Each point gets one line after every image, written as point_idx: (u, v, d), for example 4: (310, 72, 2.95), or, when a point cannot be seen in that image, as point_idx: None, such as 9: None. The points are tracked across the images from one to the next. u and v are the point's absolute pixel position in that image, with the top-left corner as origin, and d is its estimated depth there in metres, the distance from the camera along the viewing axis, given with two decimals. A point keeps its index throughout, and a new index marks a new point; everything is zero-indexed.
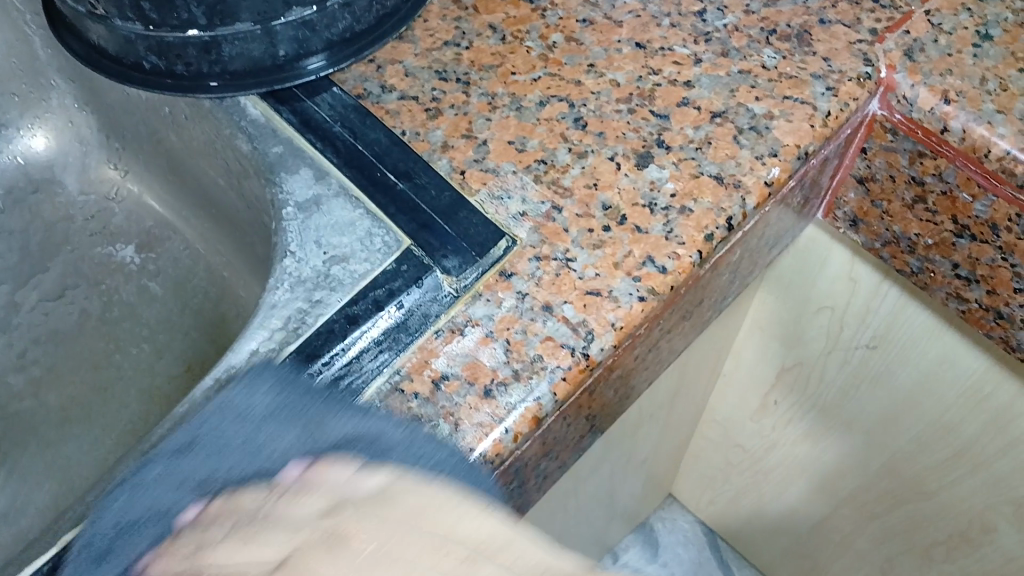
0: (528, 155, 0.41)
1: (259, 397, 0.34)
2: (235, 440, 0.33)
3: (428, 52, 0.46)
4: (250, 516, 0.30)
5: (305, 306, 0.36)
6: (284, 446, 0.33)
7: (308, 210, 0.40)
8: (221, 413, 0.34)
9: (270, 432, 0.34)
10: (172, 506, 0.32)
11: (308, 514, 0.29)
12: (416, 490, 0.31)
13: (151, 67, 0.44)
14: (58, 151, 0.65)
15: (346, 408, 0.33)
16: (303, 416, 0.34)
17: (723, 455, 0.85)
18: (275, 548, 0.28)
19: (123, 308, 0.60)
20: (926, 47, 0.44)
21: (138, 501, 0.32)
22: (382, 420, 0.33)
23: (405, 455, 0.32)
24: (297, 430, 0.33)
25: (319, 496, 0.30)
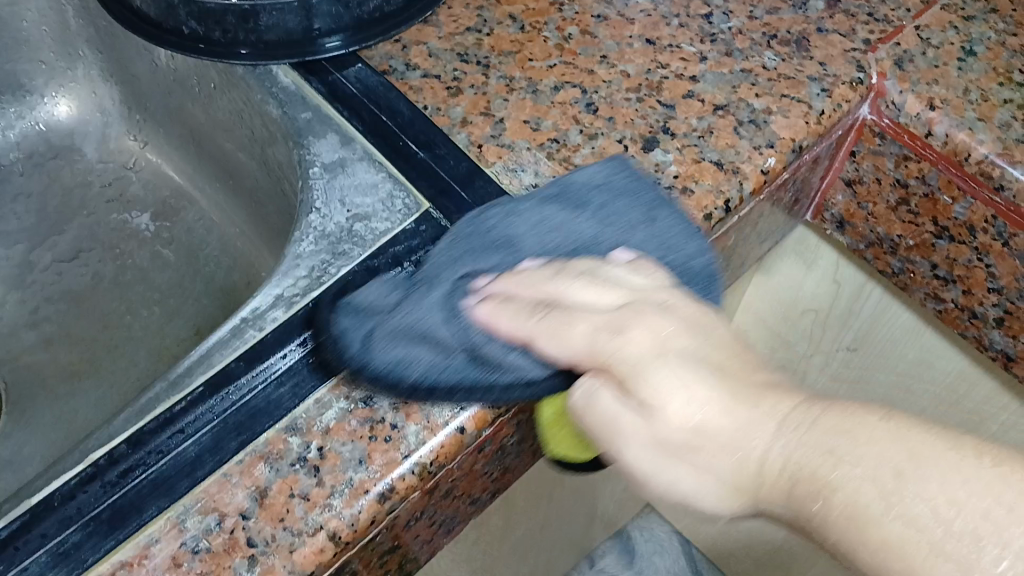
0: (542, 134, 0.44)
1: (541, 197, 0.38)
2: (520, 229, 0.37)
3: (450, 36, 0.48)
4: (543, 287, 0.34)
5: (328, 257, 0.39)
6: (497, 238, 0.36)
7: (333, 171, 0.42)
8: (378, 286, 0.36)
9: (461, 245, 0.36)
10: (463, 270, 0.36)
11: (608, 299, 0.33)
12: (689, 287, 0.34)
13: (190, 33, 0.47)
14: (79, 119, 0.67)
15: (554, 194, 0.38)
16: (592, 210, 0.37)
17: None
18: (584, 325, 0.32)
19: (136, 271, 0.62)
20: (915, 59, 0.48)
21: (391, 291, 0.36)
22: (577, 189, 0.38)
23: (601, 207, 0.37)
24: (585, 225, 0.37)
25: (634, 271, 0.34)
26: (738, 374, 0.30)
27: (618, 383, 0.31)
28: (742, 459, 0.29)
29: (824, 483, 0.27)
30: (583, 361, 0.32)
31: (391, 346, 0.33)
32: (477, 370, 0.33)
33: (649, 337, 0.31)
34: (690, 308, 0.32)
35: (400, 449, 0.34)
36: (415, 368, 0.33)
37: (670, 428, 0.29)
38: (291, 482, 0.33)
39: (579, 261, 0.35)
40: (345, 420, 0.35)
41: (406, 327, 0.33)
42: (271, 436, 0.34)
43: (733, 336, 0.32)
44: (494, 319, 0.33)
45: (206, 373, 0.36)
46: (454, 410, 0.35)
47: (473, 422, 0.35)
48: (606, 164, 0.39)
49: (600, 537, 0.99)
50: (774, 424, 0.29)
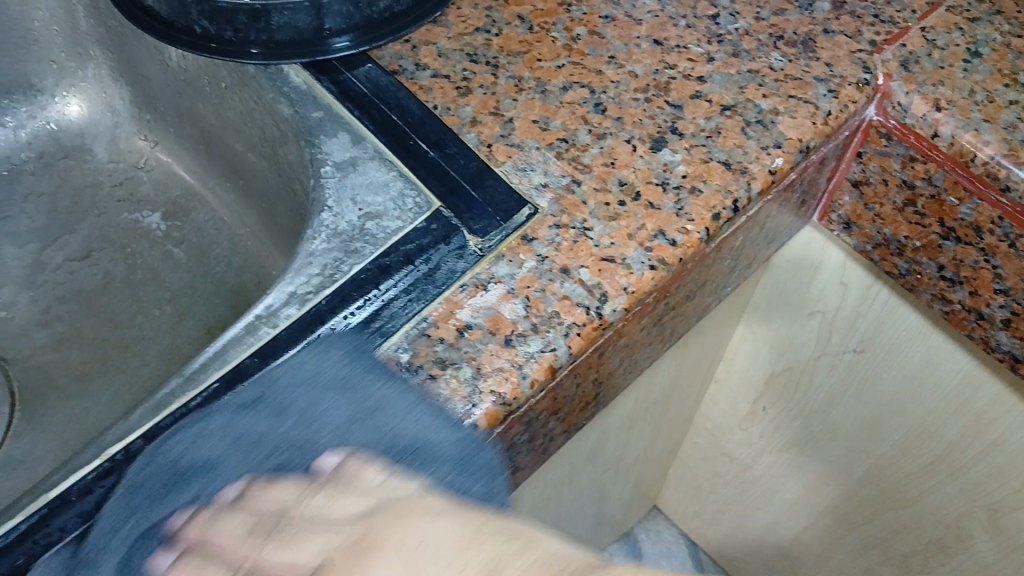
0: (551, 134, 0.44)
1: (229, 403, 0.35)
2: (216, 448, 0.34)
3: (459, 36, 0.49)
4: (240, 556, 0.31)
5: (341, 256, 0.39)
6: (200, 461, 0.34)
7: (345, 170, 0.43)
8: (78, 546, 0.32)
9: (154, 485, 0.33)
10: (148, 521, 0.33)
11: (311, 553, 0.30)
12: (406, 485, 0.32)
13: (201, 32, 0.47)
14: (89, 119, 0.67)
15: (238, 401, 0.35)
16: (290, 413, 0.35)
17: (710, 462, 0.87)
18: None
19: (147, 271, 0.62)
20: (920, 60, 0.48)
21: (68, 562, 0.32)
22: (258, 389, 0.35)
23: (337, 419, 0.35)
24: (288, 427, 0.35)
25: (352, 489, 0.32)
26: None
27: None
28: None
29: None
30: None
31: None
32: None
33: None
34: (411, 527, 0.29)
35: None
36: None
37: None
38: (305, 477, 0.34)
39: (266, 487, 0.33)
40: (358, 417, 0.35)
41: None
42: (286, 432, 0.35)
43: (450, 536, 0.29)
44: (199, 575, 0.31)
45: (220, 369, 0.36)
46: (466, 407, 0.35)
47: (485, 419, 0.35)
48: (311, 349, 0.36)
49: (607, 540, 0.99)
50: None
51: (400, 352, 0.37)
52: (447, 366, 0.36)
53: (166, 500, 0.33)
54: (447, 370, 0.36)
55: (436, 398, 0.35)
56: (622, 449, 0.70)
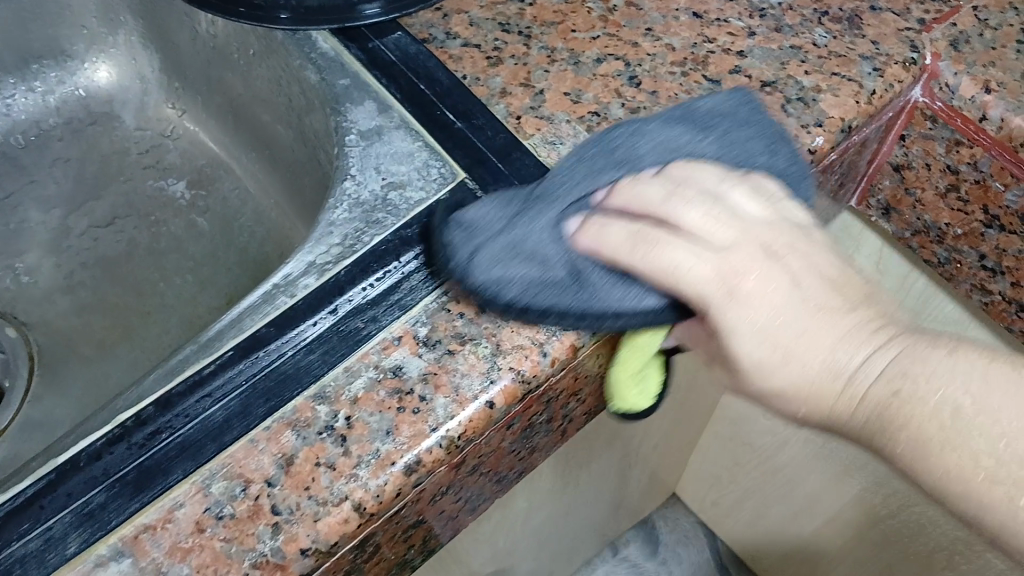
0: (583, 107, 0.43)
1: (629, 124, 0.38)
2: (637, 150, 0.37)
3: (492, 5, 0.47)
4: (640, 233, 0.34)
5: (362, 225, 0.38)
6: (603, 163, 0.37)
7: (369, 139, 0.41)
8: (474, 215, 0.36)
9: (570, 179, 0.36)
10: (564, 208, 0.35)
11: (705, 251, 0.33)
12: (797, 214, 0.36)
13: None
14: (119, 86, 0.67)
15: (657, 127, 0.38)
16: (712, 140, 0.37)
17: (731, 451, 0.85)
18: (685, 251, 0.33)
19: (170, 240, 0.62)
20: (971, 40, 0.46)
21: (500, 211, 0.36)
22: (684, 122, 0.38)
23: (760, 146, 0.37)
24: (698, 146, 0.37)
25: (752, 197, 0.35)
26: (853, 299, 0.34)
27: (712, 305, 0.33)
28: (832, 367, 0.33)
29: (909, 385, 0.32)
30: (678, 280, 0.33)
31: (494, 268, 0.34)
32: (613, 311, 0.34)
33: (767, 278, 0.33)
34: (796, 259, 0.34)
35: (428, 420, 0.33)
36: (568, 296, 0.34)
37: (760, 350, 0.33)
38: (318, 450, 0.33)
39: (682, 170, 0.35)
40: (373, 390, 0.34)
41: (511, 278, 0.34)
42: (298, 404, 0.34)
43: (840, 271, 0.34)
44: (598, 241, 0.34)
45: (237, 337, 0.35)
46: (484, 384, 0.34)
47: (503, 396, 0.34)
48: (748, 104, 0.38)
49: (624, 526, 0.98)
50: (873, 351, 0.33)
51: (419, 326, 0.36)
52: (466, 342, 0.35)
53: (571, 200, 0.35)
54: (467, 346, 0.35)
55: (454, 373, 0.34)
56: (641, 438, 0.69)
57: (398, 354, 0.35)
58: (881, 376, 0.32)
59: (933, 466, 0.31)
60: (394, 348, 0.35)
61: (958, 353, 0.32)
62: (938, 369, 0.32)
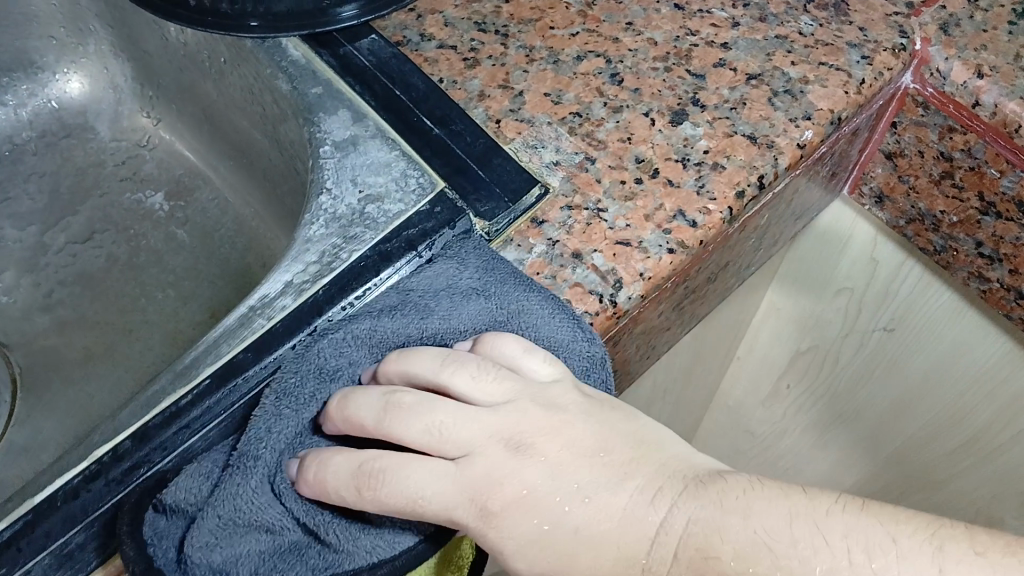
0: (564, 108, 0.42)
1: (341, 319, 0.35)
2: (355, 352, 0.34)
3: (468, 4, 0.46)
4: (366, 467, 0.30)
5: (339, 241, 0.37)
6: (335, 360, 0.33)
7: (345, 150, 0.40)
8: (173, 496, 0.31)
9: (279, 413, 0.32)
10: (280, 455, 0.32)
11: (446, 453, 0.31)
12: (544, 366, 0.33)
13: (195, 5, 0.45)
14: (91, 96, 0.65)
15: (370, 310, 0.35)
16: (437, 320, 0.34)
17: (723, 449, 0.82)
18: (440, 475, 0.31)
19: (149, 253, 0.61)
20: (962, 23, 0.45)
21: (203, 479, 0.32)
22: (409, 294, 0.35)
23: (479, 308, 0.35)
24: (409, 323, 0.34)
25: (483, 379, 0.32)
26: (619, 459, 0.31)
27: (470, 528, 0.31)
28: (622, 560, 0.30)
29: (716, 556, 0.29)
30: (421, 509, 0.30)
31: (207, 559, 0.30)
32: (352, 556, 0.31)
33: (523, 482, 0.31)
34: (553, 443, 0.31)
35: None
36: (300, 561, 0.30)
37: (534, 553, 0.31)
38: None
39: (401, 368, 0.33)
40: None
41: (230, 556, 0.30)
42: None
43: (599, 434, 0.32)
44: (322, 491, 0.30)
45: (215, 363, 0.34)
46: None
47: None
48: (474, 250, 0.36)
49: None
50: (671, 504, 0.30)
51: None
52: None
53: (285, 435, 0.32)
54: None
55: None
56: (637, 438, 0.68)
57: None
58: (685, 532, 0.30)
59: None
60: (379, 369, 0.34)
61: (754, 509, 0.29)
62: (742, 519, 0.29)
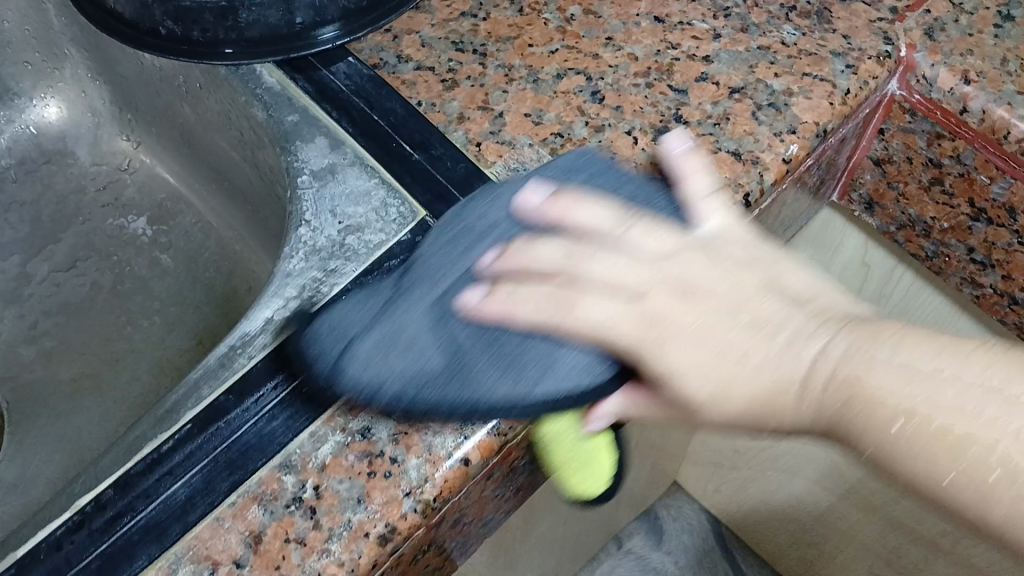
0: (545, 129, 0.41)
1: (469, 197, 0.35)
2: (500, 211, 0.34)
3: (445, 23, 0.45)
4: (544, 301, 0.32)
5: (319, 275, 0.37)
6: (479, 230, 0.34)
7: (323, 179, 0.39)
8: (326, 324, 0.33)
9: (429, 271, 0.33)
10: (437, 296, 0.32)
11: (595, 315, 0.32)
12: (667, 239, 0.34)
13: (167, 33, 0.44)
14: (70, 120, 0.65)
15: (505, 189, 0.35)
16: (580, 177, 0.35)
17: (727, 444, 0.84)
18: (605, 307, 0.32)
19: (134, 280, 0.60)
20: (946, 27, 0.44)
21: (366, 309, 0.33)
22: (541, 174, 0.35)
23: (636, 189, 0.35)
24: (565, 206, 0.34)
25: (650, 236, 0.34)
26: (782, 304, 0.32)
27: (647, 352, 0.31)
28: (779, 386, 0.30)
29: (864, 386, 0.29)
30: (602, 338, 0.31)
31: (378, 363, 0.31)
32: (531, 382, 0.30)
33: (691, 313, 0.32)
34: (699, 271, 0.33)
35: (401, 485, 0.32)
36: (468, 367, 0.30)
37: (702, 383, 0.31)
38: (286, 525, 0.31)
39: (522, 254, 0.33)
40: (341, 455, 0.33)
41: (416, 377, 0.30)
42: (263, 476, 0.32)
43: (761, 283, 0.33)
44: (500, 313, 0.31)
45: (196, 407, 0.34)
46: (457, 439, 0.33)
47: (477, 452, 0.33)
48: (603, 153, 0.37)
49: (625, 521, 0.97)
50: (843, 344, 0.30)
51: None
52: None
53: (443, 271, 0.33)
54: None
55: (425, 431, 0.33)
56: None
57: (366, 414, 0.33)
58: (837, 368, 0.29)
59: (938, 463, 0.27)
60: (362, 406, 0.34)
61: (908, 338, 0.29)
62: (886, 364, 0.29)
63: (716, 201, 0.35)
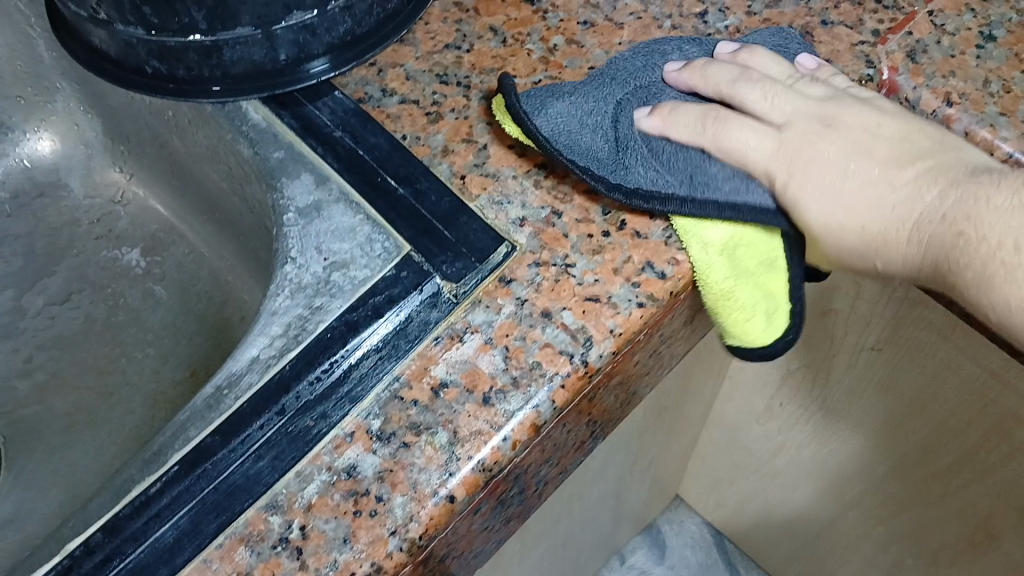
0: (529, 160, 0.41)
1: (641, 52, 0.43)
2: (662, 72, 0.42)
3: (429, 55, 0.45)
4: (700, 118, 0.39)
5: (305, 312, 0.37)
6: (640, 79, 0.42)
7: (309, 216, 0.40)
8: (538, 92, 0.41)
9: (606, 89, 0.41)
10: (617, 105, 0.41)
11: (751, 144, 0.38)
12: (818, 88, 0.40)
13: (152, 72, 0.44)
14: (63, 154, 0.65)
15: (667, 51, 0.43)
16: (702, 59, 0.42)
17: (728, 457, 0.84)
18: (751, 135, 0.38)
19: (128, 312, 0.60)
20: (929, 49, 0.44)
21: (558, 87, 0.41)
22: (687, 48, 0.43)
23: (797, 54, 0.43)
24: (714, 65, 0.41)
25: (812, 83, 0.41)
26: (917, 153, 0.38)
27: (779, 180, 0.38)
28: (897, 220, 0.37)
29: (973, 223, 0.35)
30: (746, 158, 0.38)
31: (557, 122, 0.40)
32: (695, 189, 0.38)
33: (830, 143, 0.38)
34: (856, 118, 0.39)
35: (387, 523, 0.32)
36: (630, 164, 0.39)
37: (838, 207, 0.37)
38: (274, 565, 0.32)
39: (704, 70, 0.41)
40: (327, 494, 0.33)
41: (584, 157, 0.39)
42: (250, 516, 0.33)
43: (912, 133, 0.38)
44: (664, 127, 0.39)
45: (183, 448, 0.34)
46: (442, 476, 0.33)
47: (463, 488, 0.33)
48: (768, 31, 0.44)
49: (627, 537, 0.97)
50: (952, 190, 0.36)
51: (371, 419, 0.34)
52: (421, 432, 0.34)
53: (620, 96, 0.41)
54: (422, 437, 0.34)
55: (411, 468, 0.33)
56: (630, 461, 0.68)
57: (351, 452, 0.34)
58: (951, 208, 0.35)
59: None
60: (347, 444, 0.34)
61: (1022, 190, 0.34)
62: (993, 212, 0.34)
63: (864, 88, 0.41)
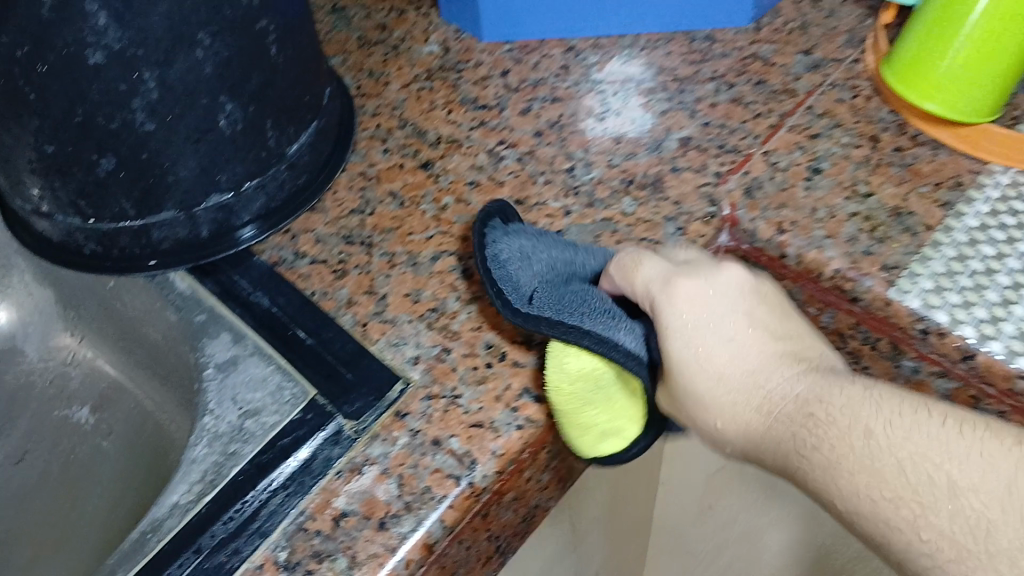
0: (422, 306, 0.47)
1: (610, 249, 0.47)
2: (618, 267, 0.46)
3: (336, 220, 0.52)
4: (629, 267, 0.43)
5: (220, 459, 0.41)
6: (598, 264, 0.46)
7: (226, 370, 0.45)
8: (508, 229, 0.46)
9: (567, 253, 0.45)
10: (569, 265, 0.45)
11: (651, 274, 0.42)
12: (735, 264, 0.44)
13: (90, 253, 0.50)
14: (20, 323, 0.70)
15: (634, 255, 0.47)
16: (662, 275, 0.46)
17: (678, 560, 0.87)
18: (657, 268, 0.42)
19: (79, 466, 0.63)
20: (763, 185, 0.51)
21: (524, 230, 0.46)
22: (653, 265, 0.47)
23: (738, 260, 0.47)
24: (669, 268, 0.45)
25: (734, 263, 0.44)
26: (784, 343, 0.41)
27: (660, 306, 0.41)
28: (754, 392, 0.40)
29: (823, 413, 0.38)
30: (643, 283, 0.42)
31: (510, 245, 0.44)
32: (588, 321, 0.41)
33: (716, 289, 0.41)
34: (751, 284, 0.42)
35: None
36: (542, 295, 0.42)
37: (705, 356, 0.40)
38: None
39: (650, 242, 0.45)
40: None
41: (515, 277, 0.43)
42: None
43: (788, 322, 0.42)
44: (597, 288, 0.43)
45: None
46: None
47: None
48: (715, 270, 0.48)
49: None
50: (806, 384, 0.39)
51: (278, 550, 0.39)
52: (324, 559, 0.38)
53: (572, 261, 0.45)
54: (324, 563, 0.38)
55: None
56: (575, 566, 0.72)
57: None
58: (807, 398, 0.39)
59: (874, 479, 0.35)
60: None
61: (873, 392, 0.38)
62: (845, 404, 0.38)
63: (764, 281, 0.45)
